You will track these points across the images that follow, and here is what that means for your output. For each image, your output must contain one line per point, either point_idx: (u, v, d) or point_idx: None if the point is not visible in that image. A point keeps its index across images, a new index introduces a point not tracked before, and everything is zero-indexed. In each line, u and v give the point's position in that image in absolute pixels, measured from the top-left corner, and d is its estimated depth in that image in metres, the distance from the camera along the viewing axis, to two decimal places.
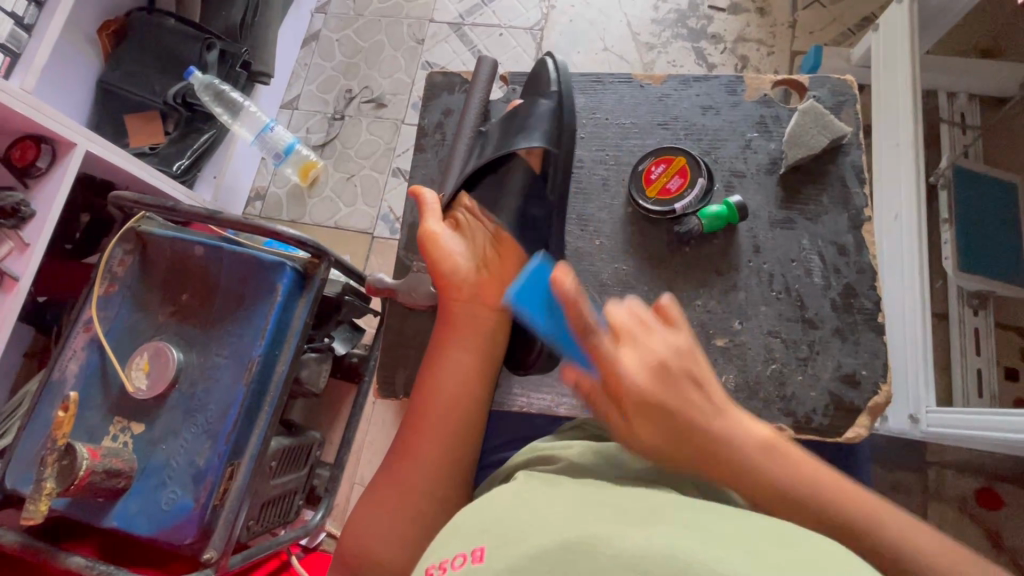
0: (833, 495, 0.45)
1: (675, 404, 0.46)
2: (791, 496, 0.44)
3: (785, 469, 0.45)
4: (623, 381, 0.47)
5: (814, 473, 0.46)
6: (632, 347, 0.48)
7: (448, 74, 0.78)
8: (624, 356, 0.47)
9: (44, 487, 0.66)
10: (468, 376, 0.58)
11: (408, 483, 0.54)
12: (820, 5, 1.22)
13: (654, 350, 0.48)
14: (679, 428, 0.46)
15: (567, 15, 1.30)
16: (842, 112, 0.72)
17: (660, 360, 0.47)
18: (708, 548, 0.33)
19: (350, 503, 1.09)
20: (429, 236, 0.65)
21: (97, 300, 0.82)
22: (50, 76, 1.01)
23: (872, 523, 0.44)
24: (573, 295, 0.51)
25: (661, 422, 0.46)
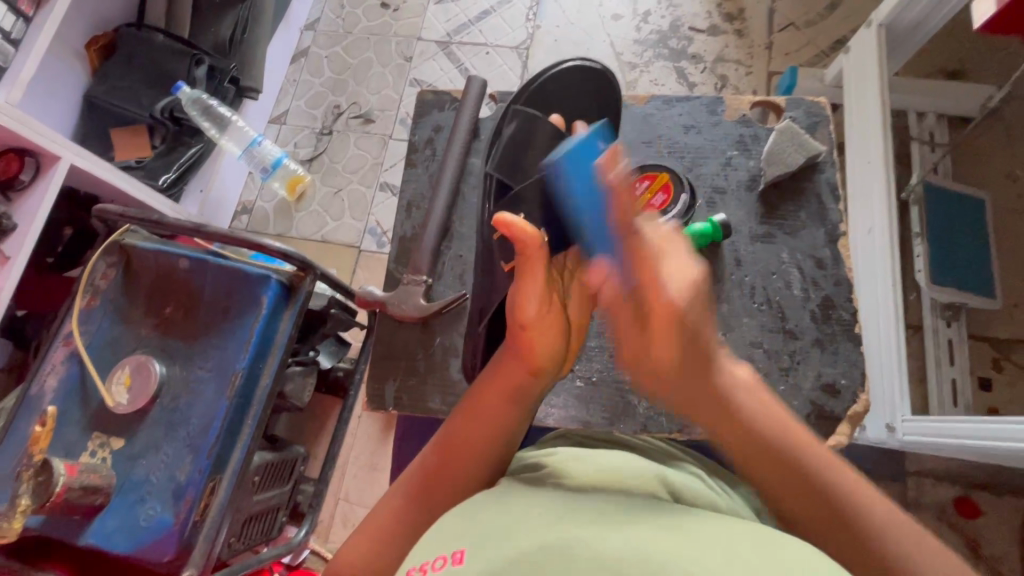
0: (810, 464, 0.46)
1: (698, 325, 0.47)
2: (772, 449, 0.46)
3: (778, 426, 0.47)
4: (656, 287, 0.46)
5: (789, 435, 0.47)
6: (673, 263, 0.47)
7: (439, 92, 0.78)
8: (669, 266, 0.47)
9: (18, 503, 0.66)
10: (516, 427, 0.53)
11: (427, 496, 0.50)
12: (795, 28, 1.27)
13: (690, 267, 0.47)
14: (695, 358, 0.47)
15: (553, 34, 1.33)
16: (817, 132, 0.74)
17: (695, 281, 0.47)
18: (685, 550, 0.34)
19: (335, 519, 1.08)
20: (528, 318, 0.52)
21: (78, 313, 0.81)
22: (34, 90, 1.01)
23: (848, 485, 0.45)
24: (625, 186, 0.48)
25: (683, 337, 0.46)
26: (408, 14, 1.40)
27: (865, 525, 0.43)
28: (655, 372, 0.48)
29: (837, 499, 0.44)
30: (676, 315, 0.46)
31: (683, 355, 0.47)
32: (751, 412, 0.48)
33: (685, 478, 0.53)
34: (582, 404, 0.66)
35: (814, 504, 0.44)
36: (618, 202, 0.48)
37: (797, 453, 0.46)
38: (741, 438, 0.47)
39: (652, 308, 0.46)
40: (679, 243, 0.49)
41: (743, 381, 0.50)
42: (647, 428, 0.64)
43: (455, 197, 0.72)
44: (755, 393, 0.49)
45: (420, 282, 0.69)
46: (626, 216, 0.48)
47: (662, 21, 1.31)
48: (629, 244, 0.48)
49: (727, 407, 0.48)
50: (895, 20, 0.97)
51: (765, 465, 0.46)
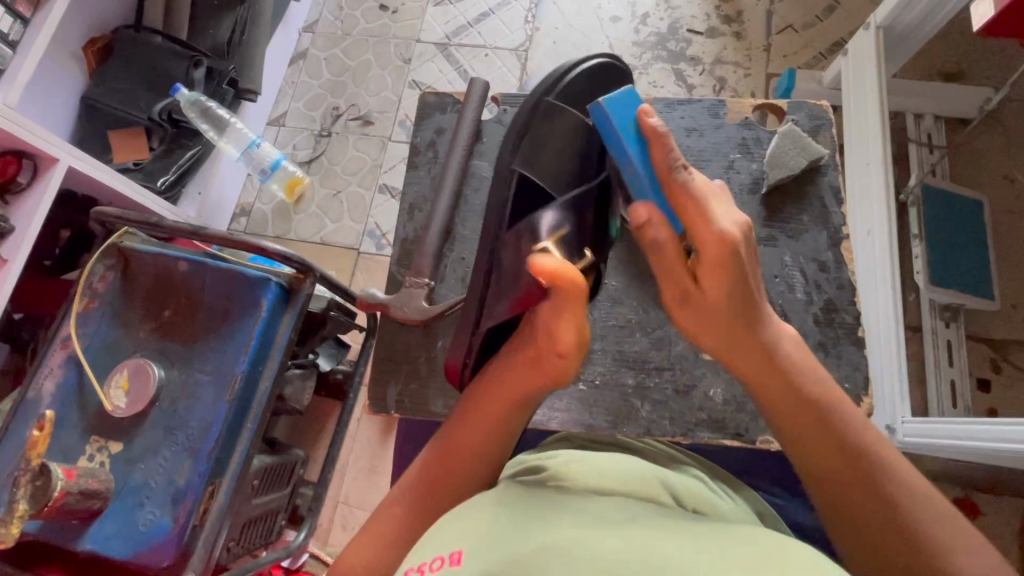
0: (839, 408, 0.50)
1: (747, 270, 0.48)
2: (801, 386, 0.50)
3: (812, 371, 0.51)
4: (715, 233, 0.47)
5: (820, 378, 0.51)
6: (716, 207, 0.49)
7: (440, 95, 0.78)
8: (715, 214, 0.48)
9: (16, 509, 0.65)
10: (515, 430, 0.53)
11: (428, 497, 0.51)
12: (793, 30, 1.27)
13: (736, 218, 0.49)
14: (743, 302, 0.49)
15: (552, 36, 1.33)
16: (819, 135, 0.74)
17: (743, 228, 0.48)
18: (687, 554, 0.34)
19: (334, 522, 1.08)
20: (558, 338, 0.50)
21: (76, 316, 0.81)
22: (31, 92, 1.00)
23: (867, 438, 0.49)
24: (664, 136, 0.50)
25: (733, 279, 0.47)
26: (407, 16, 1.40)
27: (883, 463, 0.48)
28: (704, 316, 0.50)
29: (864, 444, 0.49)
30: (729, 268, 0.47)
31: (734, 304, 0.48)
32: (796, 357, 0.51)
33: (688, 480, 0.53)
34: (585, 407, 0.65)
35: (847, 449, 0.49)
36: (662, 149, 0.49)
37: (830, 400, 0.50)
38: (777, 375, 0.50)
39: (705, 249, 0.47)
40: (715, 191, 0.50)
41: (787, 335, 0.52)
42: (651, 432, 0.64)
43: (458, 199, 0.72)
44: (796, 343, 0.52)
45: (422, 284, 0.68)
46: (674, 161, 0.49)
47: (661, 23, 1.31)
48: (676, 192, 0.48)
49: (776, 354, 0.50)
50: (894, 23, 0.98)
51: (805, 415, 0.50)
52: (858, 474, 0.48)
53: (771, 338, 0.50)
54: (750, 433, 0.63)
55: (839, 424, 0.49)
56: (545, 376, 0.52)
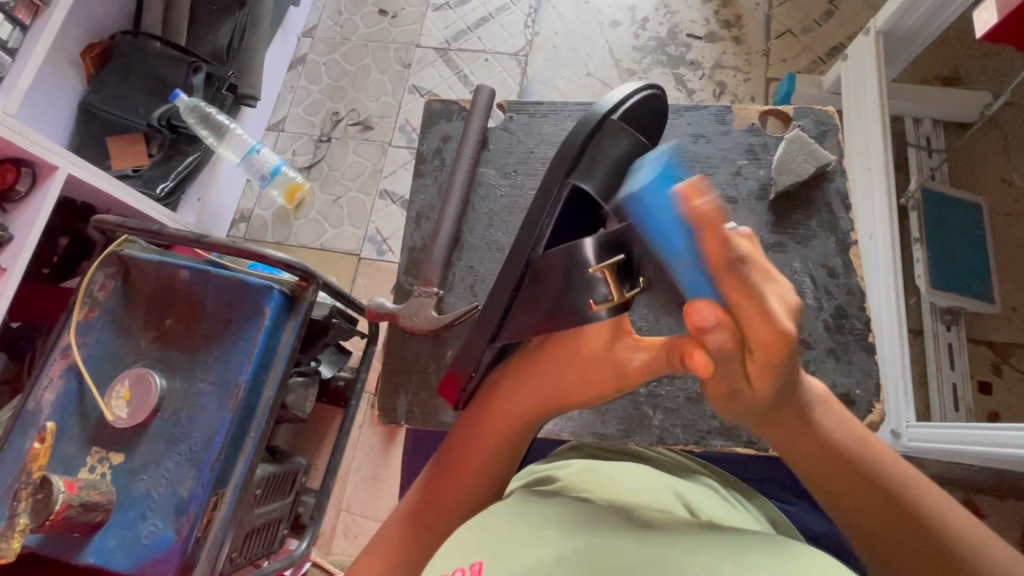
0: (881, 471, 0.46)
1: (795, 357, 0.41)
2: (837, 450, 0.46)
3: (845, 431, 0.47)
4: (773, 334, 0.36)
5: (861, 442, 0.47)
6: (773, 294, 0.36)
7: (446, 102, 0.77)
8: (773, 306, 0.35)
9: (17, 523, 0.64)
10: (517, 448, 0.52)
11: (430, 511, 0.50)
12: (791, 34, 1.28)
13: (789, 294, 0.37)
14: (786, 381, 0.42)
15: (552, 41, 1.33)
16: (826, 141, 0.74)
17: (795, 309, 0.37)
18: (705, 561, 0.33)
19: (337, 530, 1.07)
20: (608, 355, 0.49)
21: (76, 325, 0.80)
22: (30, 98, 0.99)
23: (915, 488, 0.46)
24: (716, 220, 0.33)
25: (784, 371, 0.40)
26: (406, 21, 1.40)
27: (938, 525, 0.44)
28: (740, 404, 0.43)
29: (918, 514, 0.44)
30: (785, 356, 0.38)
31: (769, 393, 0.42)
32: (831, 428, 0.47)
33: (698, 490, 0.53)
34: (595, 416, 0.64)
35: (894, 531, 0.45)
36: (711, 241, 0.33)
37: (875, 467, 0.46)
38: (809, 443, 0.47)
39: (754, 345, 0.37)
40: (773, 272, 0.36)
41: (818, 396, 0.48)
42: (663, 441, 0.63)
43: (464, 207, 0.72)
44: (830, 406, 0.48)
45: (432, 293, 0.67)
46: (731, 255, 0.34)
47: (660, 27, 1.31)
48: (734, 288, 0.35)
49: (809, 426, 0.46)
50: (893, 27, 0.98)
51: (840, 483, 0.46)
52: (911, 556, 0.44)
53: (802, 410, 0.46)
54: (762, 441, 0.62)
55: (887, 495, 0.45)
56: (586, 389, 0.50)
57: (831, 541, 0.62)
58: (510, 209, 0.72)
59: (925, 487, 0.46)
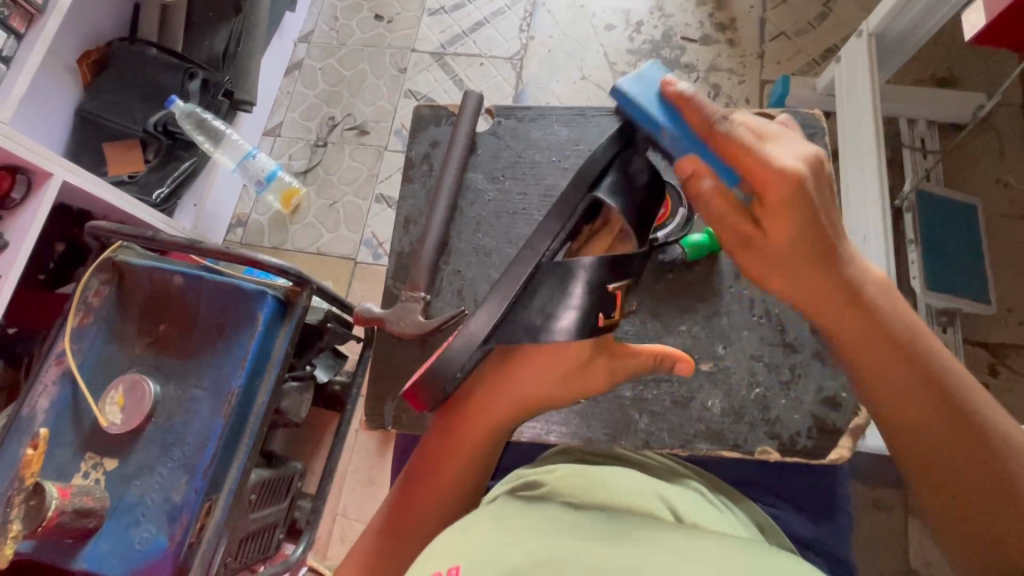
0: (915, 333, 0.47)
1: (823, 213, 0.44)
2: (882, 323, 0.47)
3: (887, 293, 0.47)
4: (783, 175, 0.41)
5: (908, 323, 0.48)
6: (779, 148, 0.43)
7: (435, 107, 0.78)
8: (775, 151, 0.43)
9: (11, 529, 0.66)
10: (489, 456, 0.53)
11: (409, 511, 0.51)
12: (786, 37, 1.28)
13: (800, 153, 0.43)
14: (824, 234, 0.44)
15: (547, 45, 1.34)
16: (813, 145, 0.74)
17: (809, 161, 0.43)
18: (680, 565, 0.33)
19: (333, 534, 1.07)
20: (587, 365, 0.52)
21: (70, 331, 0.80)
22: (26, 106, 1.00)
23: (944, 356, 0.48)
24: (688, 98, 0.45)
25: (805, 224, 0.43)
26: (402, 26, 1.41)
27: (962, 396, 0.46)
28: (773, 267, 0.46)
29: (957, 395, 0.46)
30: (805, 207, 0.43)
31: (809, 245, 0.44)
32: (883, 302, 0.47)
33: (685, 494, 0.53)
34: (583, 422, 0.64)
35: (942, 404, 0.46)
36: (690, 109, 0.45)
37: (914, 337, 0.47)
38: (854, 313, 0.47)
39: (765, 196, 0.43)
40: (780, 139, 0.44)
41: (873, 279, 0.48)
42: (649, 446, 0.63)
43: (452, 213, 0.72)
44: (885, 287, 0.48)
45: (419, 300, 0.67)
46: (710, 117, 0.44)
47: (654, 30, 1.32)
48: (728, 149, 0.43)
49: (865, 305, 0.46)
50: (885, 29, 0.98)
51: (876, 345, 0.47)
52: (943, 425, 0.46)
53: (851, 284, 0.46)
54: (749, 445, 0.62)
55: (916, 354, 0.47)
56: (566, 395, 0.53)
57: (820, 545, 0.62)
58: (498, 214, 0.72)
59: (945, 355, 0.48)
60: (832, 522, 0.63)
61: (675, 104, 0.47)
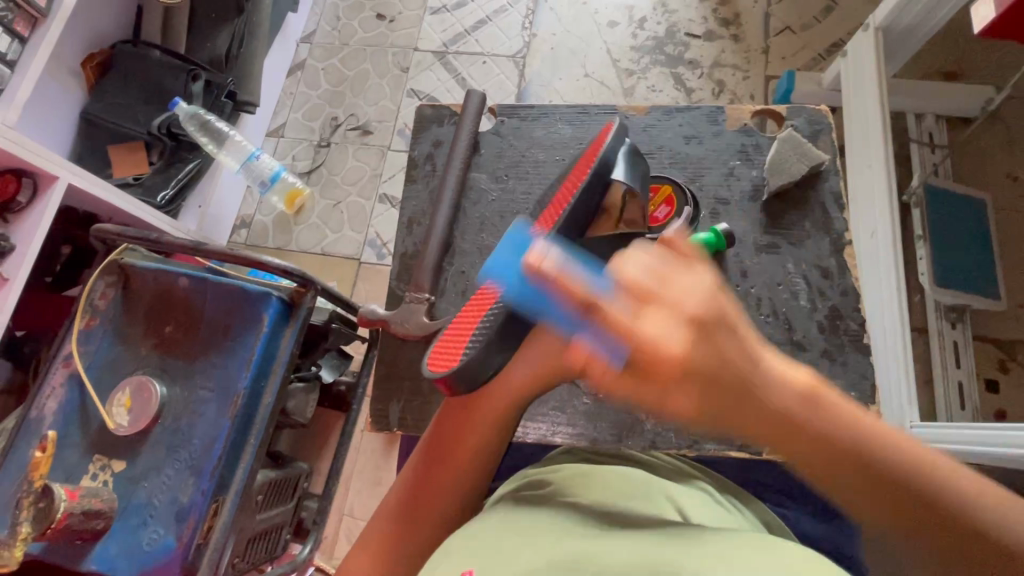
0: (887, 449, 0.38)
1: (721, 354, 0.37)
2: (831, 440, 0.38)
3: (828, 420, 0.38)
4: (652, 348, 0.35)
5: (863, 435, 0.38)
6: (656, 312, 0.36)
7: (437, 107, 0.77)
8: (648, 328, 0.35)
9: (20, 532, 0.66)
10: (502, 439, 0.52)
11: (423, 502, 0.51)
12: (791, 31, 1.27)
13: (673, 309, 0.36)
14: (730, 374, 0.37)
15: (549, 43, 1.33)
16: (819, 140, 0.73)
17: (695, 310, 0.36)
18: (688, 559, 0.33)
19: (339, 535, 1.07)
20: None
21: (77, 334, 0.80)
22: (31, 110, 1.01)
23: (931, 466, 0.38)
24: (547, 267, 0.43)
25: (700, 388, 0.37)
26: (404, 25, 1.40)
27: (960, 512, 0.37)
28: (705, 412, 0.38)
29: (945, 504, 0.37)
30: (693, 358, 0.36)
31: (718, 389, 0.37)
32: (834, 434, 0.38)
33: (692, 494, 0.53)
34: (589, 422, 0.64)
35: (930, 522, 0.37)
36: (563, 289, 0.42)
37: (888, 457, 0.38)
38: (791, 446, 0.39)
39: (650, 368, 0.36)
40: (661, 283, 0.36)
41: (795, 390, 0.39)
42: (657, 446, 0.63)
43: (456, 212, 0.72)
44: (811, 401, 0.39)
45: (423, 300, 0.67)
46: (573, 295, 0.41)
47: (658, 27, 1.31)
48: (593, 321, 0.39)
49: (794, 430, 0.38)
50: (892, 23, 0.97)
51: (836, 478, 0.39)
52: (954, 550, 0.37)
53: (786, 419, 0.38)
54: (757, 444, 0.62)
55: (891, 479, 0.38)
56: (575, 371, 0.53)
57: (828, 545, 0.61)
58: (502, 214, 0.72)
59: (942, 466, 0.39)
60: (842, 521, 0.62)
61: (539, 277, 0.44)
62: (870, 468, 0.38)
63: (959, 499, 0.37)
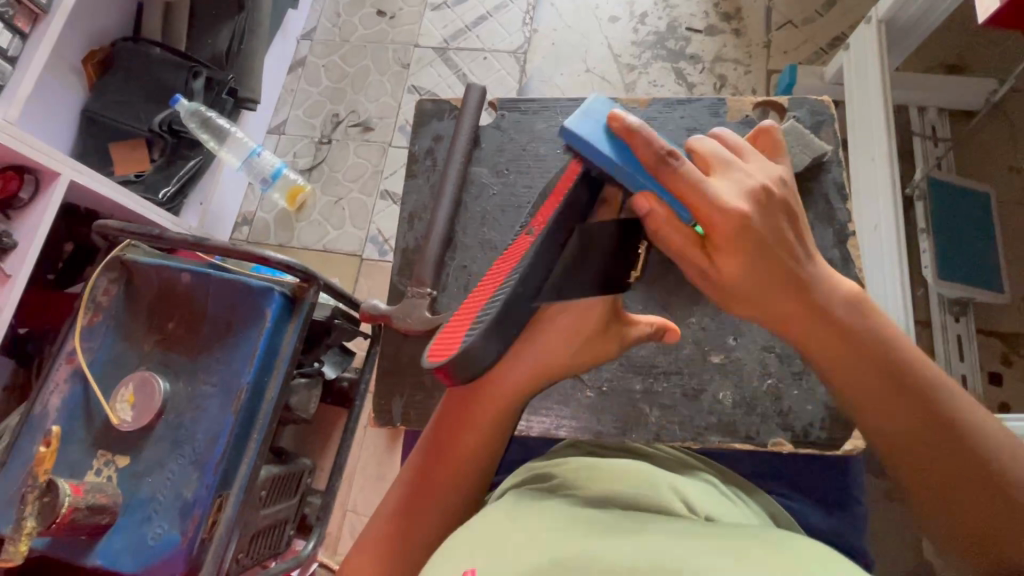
0: (906, 358, 0.48)
1: (779, 252, 0.44)
2: (872, 344, 0.47)
3: (866, 318, 0.47)
4: (727, 217, 0.41)
5: (882, 337, 0.47)
6: (723, 184, 0.42)
7: (438, 101, 0.77)
8: (720, 195, 0.42)
9: (24, 526, 0.68)
10: (502, 433, 0.52)
11: (424, 496, 0.51)
12: (792, 25, 1.27)
13: (743, 188, 0.43)
14: (789, 268, 0.44)
15: (550, 38, 1.33)
16: (822, 132, 0.73)
17: (754, 196, 0.43)
18: (696, 557, 0.33)
19: (343, 531, 1.07)
20: (603, 331, 0.53)
21: (80, 330, 0.80)
22: (32, 107, 1.01)
23: (935, 375, 0.48)
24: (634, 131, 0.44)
25: (760, 267, 0.43)
26: (405, 21, 1.40)
27: (957, 421, 0.47)
28: (736, 301, 0.45)
29: (940, 411, 0.47)
30: (765, 249, 0.43)
31: (770, 276, 0.44)
32: (866, 334, 0.47)
33: (697, 485, 0.53)
34: (592, 414, 0.64)
35: (925, 427, 0.47)
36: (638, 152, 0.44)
37: (900, 356, 0.48)
38: (833, 339, 0.46)
39: (714, 232, 0.42)
40: (729, 165, 0.44)
41: (846, 295, 0.47)
42: (661, 438, 0.63)
43: (458, 206, 0.72)
44: (853, 298, 0.47)
45: (425, 294, 0.67)
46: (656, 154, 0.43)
47: (659, 21, 1.30)
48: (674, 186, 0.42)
49: (840, 330, 0.46)
50: (895, 15, 0.97)
51: (853, 363, 0.47)
52: (939, 449, 0.47)
53: (828, 310, 0.46)
54: (761, 436, 0.62)
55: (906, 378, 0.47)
56: (575, 365, 0.54)
57: (831, 537, 0.61)
58: (503, 207, 0.72)
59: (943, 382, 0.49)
60: (847, 513, 0.62)
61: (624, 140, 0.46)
62: (897, 370, 0.47)
63: (960, 414, 0.47)
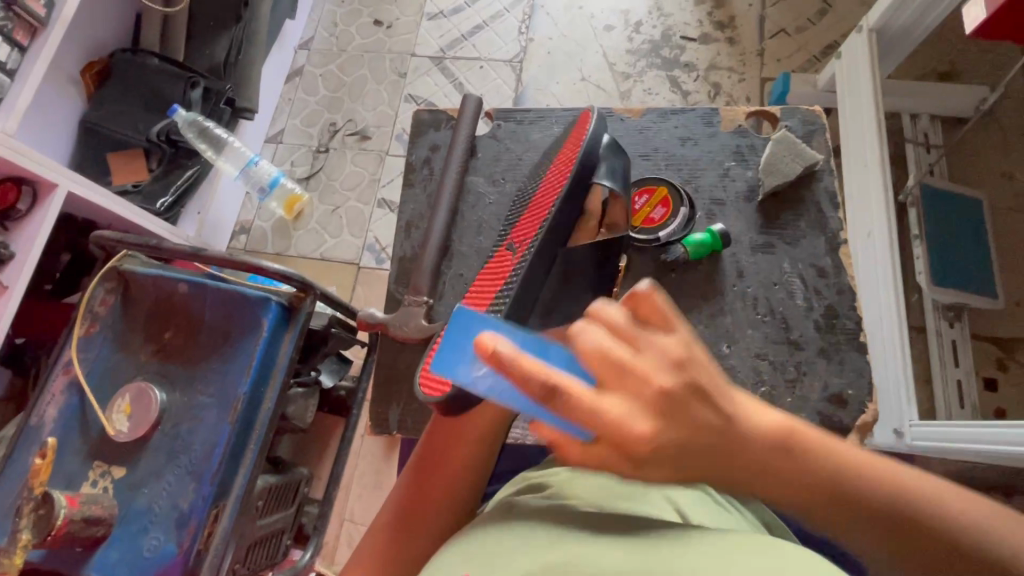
0: (875, 479, 0.37)
1: (700, 415, 0.34)
2: (823, 482, 0.37)
3: (815, 456, 0.37)
4: (627, 429, 0.32)
5: (842, 467, 0.37)
6: (616, 390, 0.32)
7: (434, 112, 0.78)
8: (613, 408, 0.32)
9: (20, 539, 0.67)
10: (496, 438, 0.54)
11: (420, 506, 0.51)
12: (786, 33, 1.28)
13: (644, 374, 0.32)
14: (706, 427, 0.34)
15: (546, 46, 1.34)
16: (814, 141, 0.74)
17: (663, 367, 0.33)
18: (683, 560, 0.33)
19: (340, 541, 1.07)
20: None
21: (77, 341, 0.81)
22: (30, 119, 1.01)
23: (916, 488, 0.37)
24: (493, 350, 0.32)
25: (681, 449, 0.34)
26: (401, 31, 1.41)
27: (956, 533, 0.36)
28: (687, 470, 0.35)
29: (933, 526, 0.37)
30: (673, 419, 0.33)
31: (695, 451, 0.34)
32: (822, 468, 0.37)
33: (692, 494, 0.53)
34: None
35: (924, 547, 0.37)
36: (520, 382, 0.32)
37: (865, 484, 0.37)
38: (785, 490, 0.37)
39: (627, 440, 0.32)
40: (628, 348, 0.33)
41: (776, 433, 0.36)
42: None
43: (454, 216, 0.72)
44: (786, 435, 0.37)
45: (422, 303, 0.65)
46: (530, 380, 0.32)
47: (654, 30, 1.31)
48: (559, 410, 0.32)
49: (785, 479, 0.36)
50: (886, 24, 0.98)
51: (824, 512, 0.37)
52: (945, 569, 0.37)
53: (765, 472, 0.36)
54: None
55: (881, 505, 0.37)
56: None
57: (825, 544, 0.62)
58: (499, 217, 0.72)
59: (932, 485, 0.38)
60: None
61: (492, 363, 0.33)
62: (853, 498, 0.37)
63: (952, 520, 0.37)
